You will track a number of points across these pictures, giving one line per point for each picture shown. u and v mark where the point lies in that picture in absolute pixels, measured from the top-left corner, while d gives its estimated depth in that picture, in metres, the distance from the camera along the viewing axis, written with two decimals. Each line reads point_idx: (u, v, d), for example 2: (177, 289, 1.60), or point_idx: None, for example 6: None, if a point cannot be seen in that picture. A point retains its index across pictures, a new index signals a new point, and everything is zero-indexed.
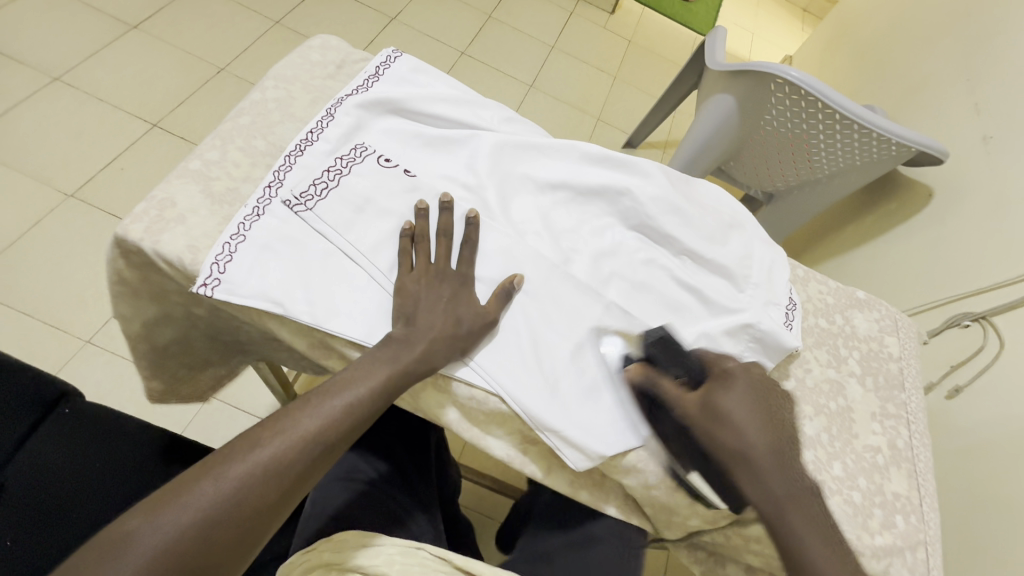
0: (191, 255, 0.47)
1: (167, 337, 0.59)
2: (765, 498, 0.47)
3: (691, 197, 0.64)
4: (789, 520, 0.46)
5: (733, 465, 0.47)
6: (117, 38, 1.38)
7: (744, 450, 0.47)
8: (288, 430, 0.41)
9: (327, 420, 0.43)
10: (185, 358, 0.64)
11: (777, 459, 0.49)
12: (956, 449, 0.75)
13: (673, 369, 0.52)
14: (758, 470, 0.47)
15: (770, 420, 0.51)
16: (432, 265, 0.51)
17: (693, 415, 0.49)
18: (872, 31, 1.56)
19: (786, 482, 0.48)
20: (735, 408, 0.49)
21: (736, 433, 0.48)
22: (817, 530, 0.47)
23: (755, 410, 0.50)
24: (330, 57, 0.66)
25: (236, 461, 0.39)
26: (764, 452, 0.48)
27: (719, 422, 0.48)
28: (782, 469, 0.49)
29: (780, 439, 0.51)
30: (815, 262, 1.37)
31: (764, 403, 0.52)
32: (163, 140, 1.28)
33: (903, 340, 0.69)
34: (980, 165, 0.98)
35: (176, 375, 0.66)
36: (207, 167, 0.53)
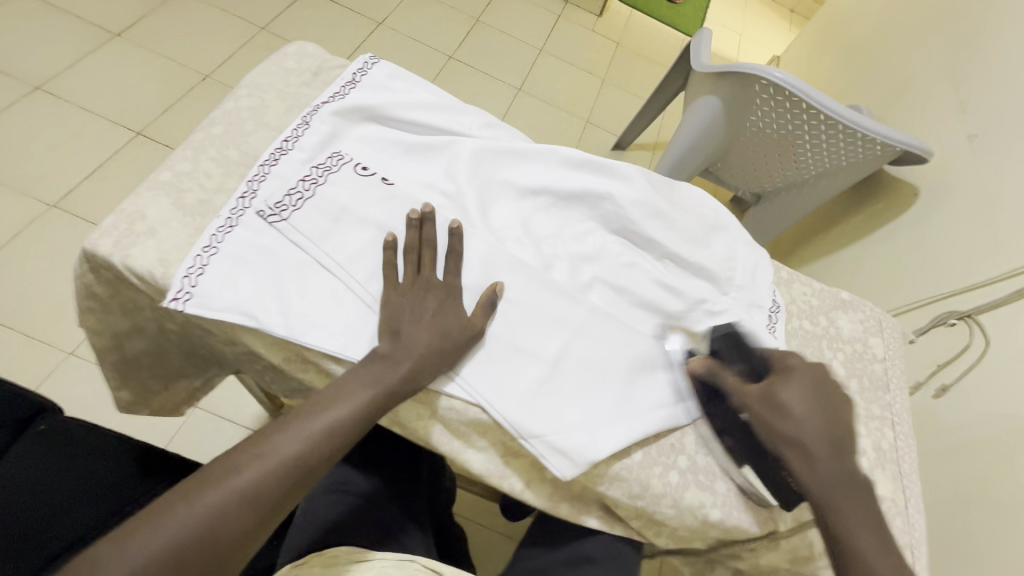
0: (162, 269, 0.46)
1: (139, 348, 0.59)
2: (817, 485, 0.45)
3: (674, 201, 0.64)
4: (837, 506, 0.45)
5: (781, 451, 0.47)
6: (100, 46, 1.37)
7: (799, 437, 0.46)
8: (269, 454, 0.40)
9: (310, 442, 0.42)
10: (157, 368, 0.63)
11: (835, 449, 0.46)
12: (942, 448, 0.75)
13: (738, 363, 0.52)
14: (810, 456, 0.46)
15: (834, 413, 0.48)
16: (417, 276, 0.50)
17: (751, 404, 0.49)
18: (858, 32, 1.57)
19: (841, 471, 0.45)
20: (797, 399, 0.47)
21: (793, 422, 0.46)
22: (867, 520, 0.45)
23: (818, 402, 0.47)
24: (306, 64, 0.65)
25: (212, 486, 0.38)
26: (821, 441, 0.46)
27: (779, 412, 0.47)
28: (840, 460, 0.46)
29: (845, 430, 0.47)
30: (801, 264, 1.38)
31: (833, 396, 0.48)
32: (146, 148, 1.27)
33: (887, 340, 0.69)
34: (965, 163, 0.98)
35: (148, 386, 0.64)
36: (178, 178, 0.52)
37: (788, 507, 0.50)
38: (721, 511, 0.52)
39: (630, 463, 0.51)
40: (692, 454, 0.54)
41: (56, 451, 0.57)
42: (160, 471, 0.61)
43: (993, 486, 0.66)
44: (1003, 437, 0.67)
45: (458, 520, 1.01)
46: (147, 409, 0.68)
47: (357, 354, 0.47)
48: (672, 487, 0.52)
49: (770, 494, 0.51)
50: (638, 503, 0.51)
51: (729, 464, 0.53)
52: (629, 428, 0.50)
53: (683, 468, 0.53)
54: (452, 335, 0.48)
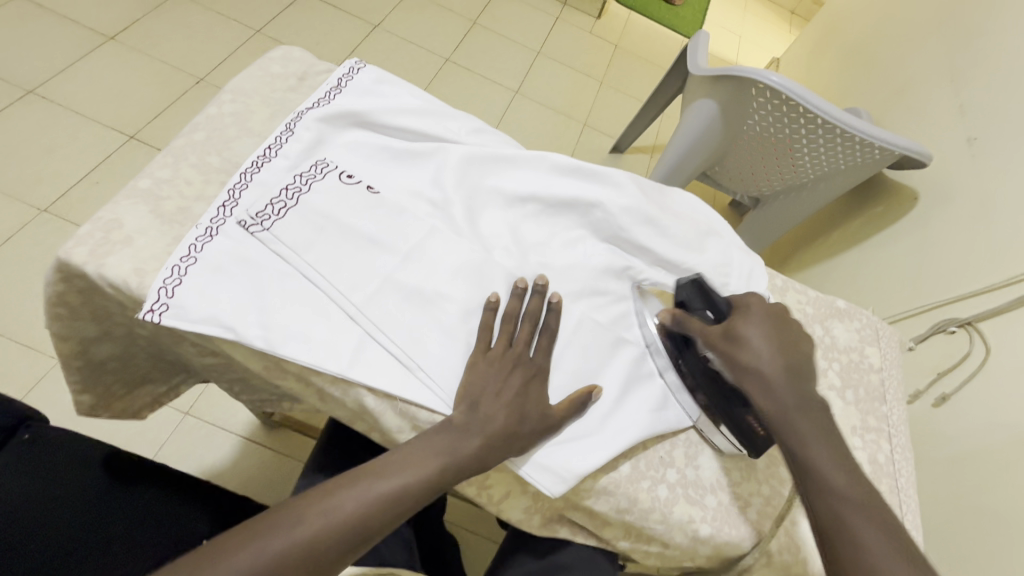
0: (138, 278, 0.46)
1: (105, 353, 0.58)
2: (775, 408, 0.45)
3: (666, 207, 0.62)
4: (795, 428, 0.44)
5: (743, 381, 0.47)
6: (95, 49, 1.37)
7: (758, 366, 0.46)
8: (332, 511, 0.38)
9: (372, 506, 0.40)
10: (123, 373, 0.63)
11: (793, 376, 0.46)
12: (940, 459, 0.74)
13: (701, 310, 0.53)
14: (769, 383, 0.46)
15: (790, 342, 0.48)
16: (508, 348, 0.49)
17: (714, 342, 0.49)
18: (858, 34, 1.56)
19: (800, 395, 0.45)
20: (756, 330, 0.48)
21: (755, 354, 0.47)
22: (827, 441, 0.44)
23: (771, 332, 0.48)
24: (292, 69, 0.65)
25: (277, 534, 0.37)
26: (780, 368, 0.46)
27: (739, 345, 0.48)
28: (794, 383, 0.46)
29: (802, 358, 0.48)
30: (798, 270, 1.37)
31: (789, 328, 0.49)
32: (139, 153, 1.27)
33: (885, 350, 0.68)
34: (965, 167, 0.97)
35: (111, 390, 0.63)
36: (157, 186, 0.51)
37: (757, 455, 0.50)
38: (711, 526, 0.51)
39: (618, 477, 0.50)
40: (681, 468, 0.53)
41: (40, 459, 0.55)
42: (143, 477, 0.58)
43: (991, 499, 0.65)
44: (1003, 448, 0.66)
45: (451, 529, 0.99)
46: (107, 413, 0.67)
47: (338, 368, 0.46)
48: (660, 502, 0.50)
49: (739, 443, 0.51)
50: (625, 517, 0.50)
51: (707, 425, 0.53)
52: (618, 445, 0.49)
53: (672, 482, 0.52)
54: (529, 419, 0.46)
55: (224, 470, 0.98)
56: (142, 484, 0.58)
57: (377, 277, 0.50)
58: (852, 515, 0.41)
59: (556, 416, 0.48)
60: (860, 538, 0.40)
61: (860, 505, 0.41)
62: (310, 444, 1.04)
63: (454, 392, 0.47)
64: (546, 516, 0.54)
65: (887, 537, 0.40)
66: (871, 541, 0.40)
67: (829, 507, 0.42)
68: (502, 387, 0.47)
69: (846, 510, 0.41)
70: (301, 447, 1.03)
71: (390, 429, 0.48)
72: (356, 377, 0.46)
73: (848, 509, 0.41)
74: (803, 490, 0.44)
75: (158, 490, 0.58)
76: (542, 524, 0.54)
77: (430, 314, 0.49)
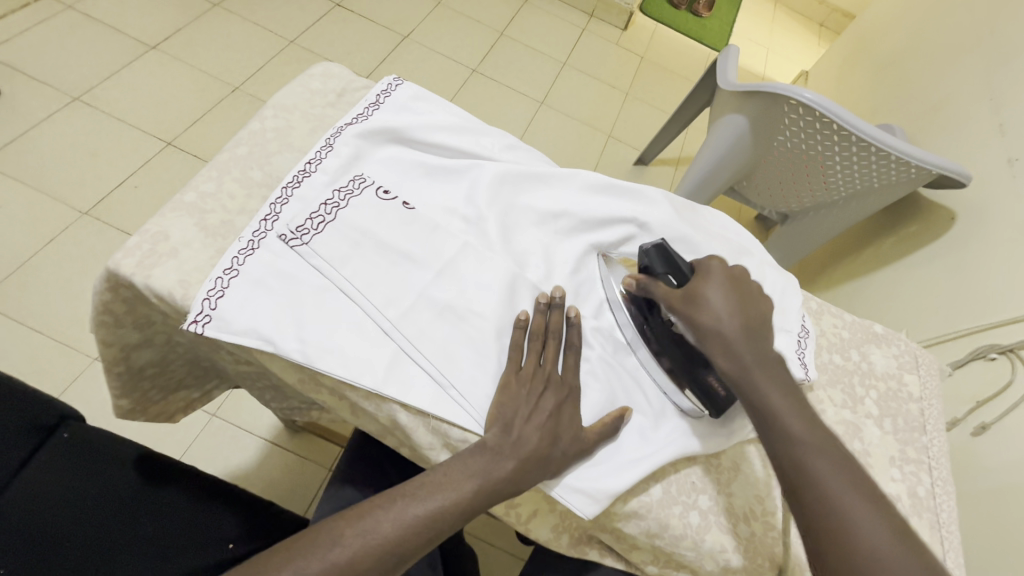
0: (182, 290, 0.47)
1: (144, 359, 0.59)
2: (735, 366, 0.46)
3: (699, 224, 0.62)
4: (757, 382, 0.45)
5: (703, 341, 0.47)
6: (136, 58, 1.42)
7: (718, 328, 0.47)
8: (369, 532, 0.39)
9: (407, 529, 0.40)
10: (160, 378, 0.64)
11: (752, 334, 0.47)
12: (980, 491, 0.71)
13: (665, 274, 0.51)
14: (728, 341, 0.46)
15: (750, 300, 0.49)
16: (538, 367, 0.49)
17: (675, 306, 0.49)
18: (892, 49, 1.53)
19: (757, 352, 0.46)
20: (712, 291, 0.48)
21: (712, 314, 0.47)
22: (791, 397, 0.45)
23: (737, 293, 0.48)
24: (331, 85, 0.66)
25: (315, 557, 0.37)
26: (740, 326, 0.47)
27: (698, 308, 0.48)
28: (755, 340, 0.47)
29: (763, 317, 0.49)
30: (826, 290, 1.34)
31: (749, 289, 0.50)
32: (177, 158, 1.30)
33: (924, 377, 0.66)
34: (1004, 188, 0.94)
35: (147, 396, 0.65)
36: (201, 199, 0.53)
37: (717, 414, 0.51)
38: (743, 557, 0.50)
39: (648, 501, 0.50)
40: (713, 495, 0.52)
41: (78, 459, 0.57)
42: (174, 479, 0.59)
43: None
44: None
45: (470, 540, 0.99)
46: (143, 417, 0.68)
47: (372, 383, 0.46)
48: (692, 528, 0.50)
49: (702, 404, 0.51)
50: (655, 541, 0.50)
51: (672, 390, 0.52)
52: (650, 464, 0.48)
53: (704, 509, 0.51)
54: (562, 440, 0.46)
55: (249, 473, 0.99)
56: (178, 486, 0.58)
57: (411, 293, 0.50)
58: (815, 464, 0.41)
59: (587, 438, 0.47)
60: (824, 485, 0.41)
61: (823, 455, 0.42)
62: (333, 450, 1.05)
63: (485, 410, 0.47)
64: (574, 536, 0.54)
65: (849, 482, 0.41)
66: (832, 485, 0.41)
67: (792, 458, 0.42)
68: (533, 408, 0.47)
69: (810, 460, 0.42)
70: (323, 452, 1.04)
71: (421, 445, 0.48)
72: (390, 393, 0.46)
73: (812, 456, 0.42)
74: (766, 445, 0.44)
75: (183, 493, 0.58)
76: (571, 544, 0.53)
77: (463, 331, 0.50)
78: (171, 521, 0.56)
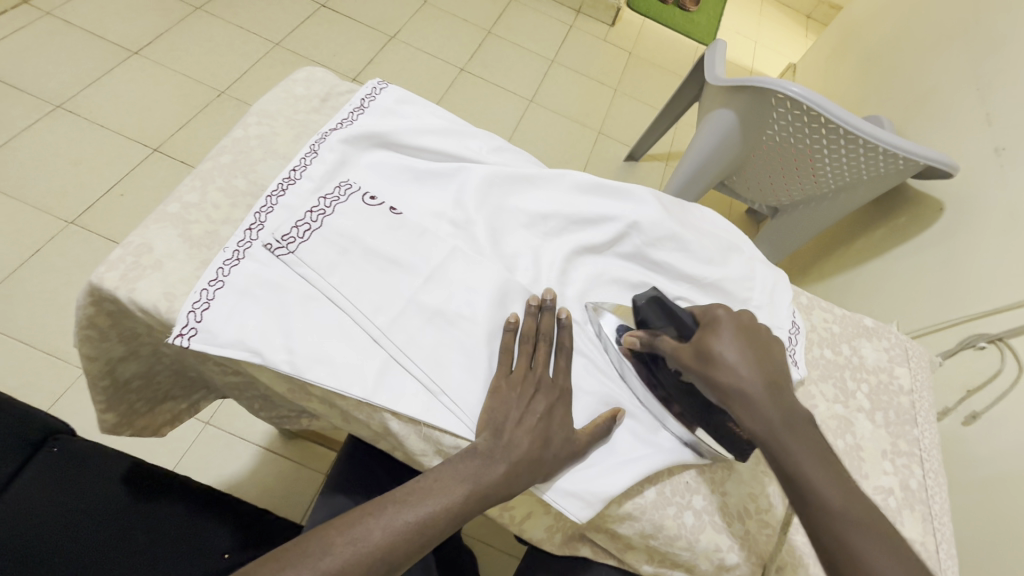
0: (167, 303, 0.46)
1: (131, 372, 0.59)
2: (762, 429, 0.44)
3: (687, 222, 0.62)
4: (784, 445, 0.43)
5: (724, 402, 0.45)
6: (119, 64, 1.40)
7: (738, 385, 0.44)
8: (360, 540, 0.38)
9: (398, 536, 0.39)
10: (146, 390, 0.63)
11: (773, 391, 0.44)
12: (971, 481, 0.72)
13: (665, 326, 0.50)
14: (751, 403, 0.44)
15: (765, 352, 0.46)
16: (529, 370, 0.49)
17: (688, 363, 0.47)
18: (878, 40, 1.54)
19: (782, 410, 0.44)
20: (727, 346, 0.45)
21: (730, 370, 0.44)
22: (819, 456, 0.43)
23: (752, 347, 0.46)
24: (314, 90, 0.65)
25: (304, 568, 0.36)
26: (760, 383, 0.44)
27: (714, 365, 0.45)
28: (778, 399, 0.44)
29: (780, 368, 0.46)
30: (817, 282, 1.35)
31: (762, 338, 0.47)
32: (163, 165, 1.29)
33: (914, 370, 0.67)
34: (990, 179, 0.95)
35: (135, 407, 0.64)
36: (185, 210, 0.52)
37: (743, 457, 0.50)
38: (737, 555, 0.50)
39: (642, 502, 0.50)
40: (707, 495, 0.52)
41: (67, 473, 0.56)
42: (166, 491, 0.58)
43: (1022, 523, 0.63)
44: None
45: (467, 541, 0.99)
46: (130, 429, 0.67)
47: (362, 393, 0.46)
48: (687, 528, 0.50)
49: (723, 447, 0.50)
50: (650, 542, 0.50)
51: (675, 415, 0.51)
52: (643, 466, 0.48)
53: (698, 509, 0.51)
54: (554, 443, 0.46)
55: (243, 481, 0.99)
56: (171, 499, 0.58)
57: (401, 299, 0.50)
58: (850, 532, 0.40)
59: (578, 441, 0.47)
60: (864, 560, 0.39)
61: (858, 522, 0.40)
62: (327, 455, 1.05)
63: (477, 416, 0.47)
64: (567, 535, 0.54)
65: (887, 549, 0.39)
66: (867, 552, 0.39)
67: (828, 529, 0.41)
68: (523, 413, 0.46)
69: (843, 530, 0.40)
70: (317, 457, 1.04)
71: (414, 451, 0.48)
72: (381, 401, 0.46)
73: (845, 525, 0.40)
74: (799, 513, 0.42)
75: (176, 505, 0.58)
76: (563, 542, 0.54)
77: (453, 336, 0.49)
78: (165, 534, 0.55)
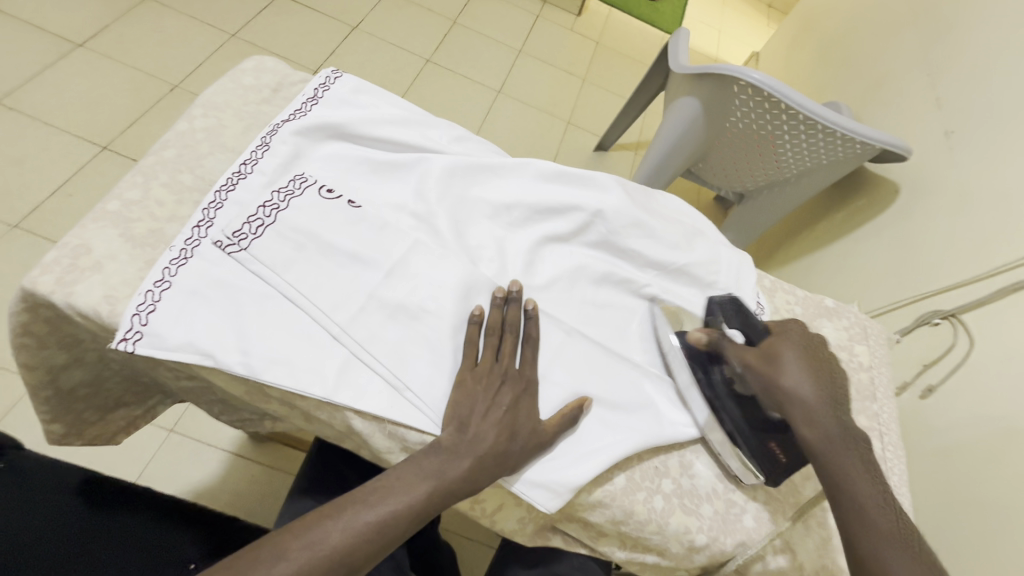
0: (109, 306, 0.44)
1: (76, 380, 0.56)
2: (821, 439, 0.45)
3: (652, 209, 0.62)
4: (841, 459, 0.44)
5: (783, 406, 0.46)
6: (61, 58, 1.32)
7: (801, 393, 0.46)
8: (317, 543, 0.37)
9: (358, 537, 0.38)
10: (95, 399, 0.60)
11: (837, 409, 0.46)
12: (928, 452, 0.74)
13: (733, 330, 0.52)
14: (814, 414, 0.45)
15: (830, 374, 0.48)
16: (495, 362, 0.48)
17: (751, 364, 0.48)
18: (835, 28, 1.57)
19: (846, 430, 0.45)
20: (794, 354, 0.48)
21: (794, 378, 0.46)
22: (875, 482, 0.43)
23: (818, 366, 0.48)
24: (265, 80, 0.63)
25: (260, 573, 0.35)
26: (825, 398, 0.46)
27: (778, 369, 0.47)
28: (842, 417, 0.46)
29: (844, 395, 0.48)
30: (783, 266, 1.38)
31: (827, 361, 0.49)
32: (114, 163, 1.23)
33: (872, 347, 0.69)
34: (942, 161, 0.98)
35: (83, 417, 0.61)
36: (126, 208, 0.49)
37: (773, 483, 0.50)
38: (706, 535, 0.51)
39: (612, 489, 0.50)
40: (676, 478, 0.52)
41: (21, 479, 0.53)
42: (124, 503, 0.56)
43: (975, 489, 0.66)
44: (990, 440, 0.66)
45: (445, 535, 0.98)
46: (79, 441, 0.64)
47: (322, 393, 0.44)
48: (656, 512, 0.50)
49: (757, 469, 0.50)
50: (621, 528, 0.50)
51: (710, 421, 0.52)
52: (610, 454, 0.48)
53: (667, 492, 0.51)
54: (522, 434, 0.45)
55: (210, 489, 0.96)
56: (130, 510, 0.56)
57: (361, 295, 0.48)
58: (894, 560, 0.39)
59: (546, 431, 0.47)
60: None
61: (905, 550, 0.40)
62: (300, 457, 1.02)
63: (442, 411, 0.46)
64: (539, 526, 0.54)
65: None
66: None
67: (873, 552, 0.40)
68: (489, 407, 0.46)
69: (887, 552, 0.40)
70: (289, 460, 1.01)
71: (379, 450, 0.47)
72: (342, 400, 0.45)
73: (889, 547, 0.40)
74: (843, 525, 0.42)
75: (137, 516, 0.56)
76: (535, 532, 0.54)
77: (417, 331, 0.48)
78: (126, 545, 0.53)
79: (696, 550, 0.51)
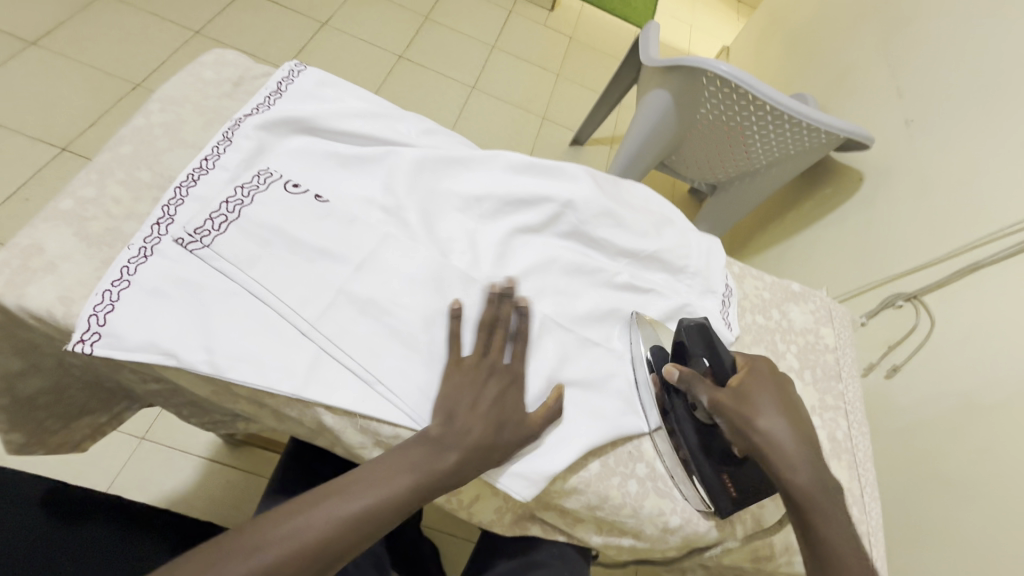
0: (63, 307, 0.42)
1: (35, 388, 0.54)
2: (796, 484, 0.43)
3: (622, 198, 0.63)
4: (816, 506, 0.43)
5: (756, 449, 0.45)
6: (14, 57, 1.27)
7: (773, 437, 0.45)
8: (297, 534, 0.37)
9: (339, 527, 0.38)
10: (57, 406, 0.58)
11: (808, 452, 0.45)
12: (893, 430, 0.77)
13: (701, 360, 0.50)
14: (790, 459, 0.44)
15: (799, 415, 0.47)
16: (484, 356, 0.48)
17: (724, 404, 0.46)
18: (801, 21, 1.61)
19: (819, 475, 0.44)
20: (767, 395, 0.47)
21: (767, 421, 0.45)
22: (847, 530, 0.43)
23: (786, 407, 0.47)
24: (225, 74, 0.62)
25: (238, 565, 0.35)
26: (796, 442, 0.45)
27: (750, 410, 0.46)
28: (814, 460, 0.45)
29: (812, 436, 0.47)
30: (755, 256, 1.41)
31: (792, 399, 0.49)
32: (74, 166, 1.19)
33: (838, 329, 0.71)
34: (903, 149, 1.01)
35: (44, 426, 0.59)
36: (80, 206, 0.48)
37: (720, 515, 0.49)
38: (681, 517, 0.52)
39: (587, 475, 0.50)
40: (651, 462, 0.53)
41: None
42: (90, 513, 0.54)
43: (937, 463, 0.68)
44: (951, 416, 0.69)
45: (428, 532, 0.98)
46: (41, 449, 0.62)
47: (291, 388, 0.44)
48: (631, 496, 0.51)
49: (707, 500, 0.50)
50: (597, 513, 0.51)
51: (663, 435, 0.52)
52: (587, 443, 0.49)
53: (642, 476, 0.52)
54: (507, 427, 0.46)
55: (185, 496, 0.93)
56: (98, 520, 0.54)
57: (330, 290, 0.48)
58: None
59: (532, 422, 0.47)
60: None
61: None
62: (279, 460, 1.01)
63: (416, 404, 0.46)
64: (517, 516, 0.54)
65: None
66: None
67: None
68: (470, 400, 0.46)
69: None
70: (268, 463, 1.00)
71: (353, 445, 0.47)
72: (312, 395, 0.44)
73: None
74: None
75: (105, 526, 0.54)
76: (513, 522, 0.54)
77: (389, 325, 0.48)
78: (93, 557, 0.51)
79: (670, 532, 0.52)
